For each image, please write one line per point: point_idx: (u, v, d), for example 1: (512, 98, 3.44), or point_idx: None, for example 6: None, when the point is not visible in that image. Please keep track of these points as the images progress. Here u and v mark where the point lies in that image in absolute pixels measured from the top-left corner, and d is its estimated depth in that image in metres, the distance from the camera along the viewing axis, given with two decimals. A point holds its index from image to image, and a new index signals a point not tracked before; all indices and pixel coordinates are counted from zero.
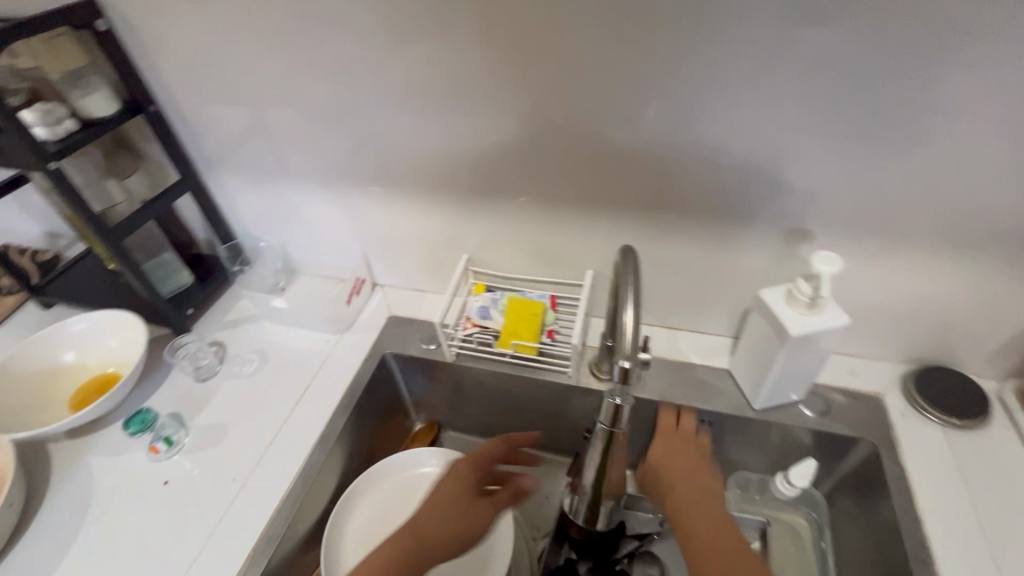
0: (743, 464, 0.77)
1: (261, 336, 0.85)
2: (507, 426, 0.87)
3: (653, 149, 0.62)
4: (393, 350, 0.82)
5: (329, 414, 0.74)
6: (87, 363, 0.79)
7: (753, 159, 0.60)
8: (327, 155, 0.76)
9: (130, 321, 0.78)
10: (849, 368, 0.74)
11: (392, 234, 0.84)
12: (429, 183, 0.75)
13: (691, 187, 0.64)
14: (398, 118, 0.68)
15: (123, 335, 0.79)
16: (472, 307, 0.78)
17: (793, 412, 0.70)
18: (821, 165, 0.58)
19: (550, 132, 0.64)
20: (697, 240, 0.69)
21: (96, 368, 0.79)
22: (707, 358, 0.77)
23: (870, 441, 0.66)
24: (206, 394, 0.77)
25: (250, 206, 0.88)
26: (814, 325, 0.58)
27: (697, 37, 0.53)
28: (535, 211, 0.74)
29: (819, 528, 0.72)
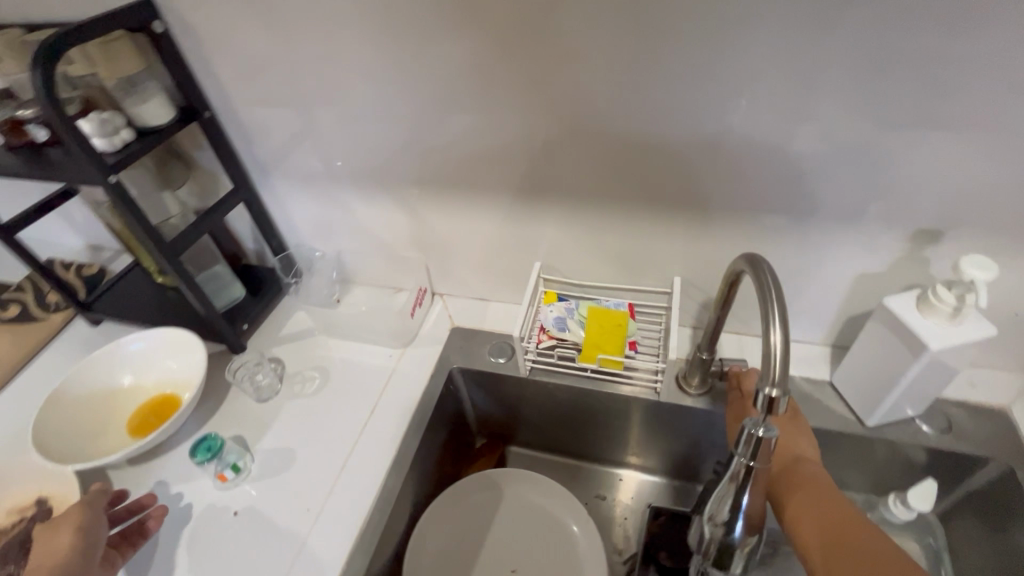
0: (844, 483, 0.72)
1: (320, 352, 0.81)
2: (581, 442, 0.82)
3: (761, 146, 0.56)
4: (461, 364, 0.78)
5: (402, 436, 0.69)
6: (144, 385, 0.76)
7: (879, 154, 0.53)
8: (390, 160, 0.72)
9: (191, 343, 0.74)
10: (966, 380, 0.67)
11: (455, 243, 0.80)
12: (501, 188, 0.70)
13: (801, 186, 0.58)
14: (473, 119, 0.63)
15: (183, 357, 0.75)
16: (548, 318, 0.73)
17: (910, 428, 0.64)
18: (960, 160, 0.52)
19: (643, 130, 0.58)
20: (801, 245, 0.63)
21: (153, 390, 0.75)
22: (806, 370, 0.71)
23: (1002, 462, 0.60)
24: (269, 416, 0.73)
25: (305, 215, 0.83)
26: (957, 337, 0.51)
27: (830, 18, 0.47)
28: (618, 216, 0.68)
29: (937, 555, 0.65)
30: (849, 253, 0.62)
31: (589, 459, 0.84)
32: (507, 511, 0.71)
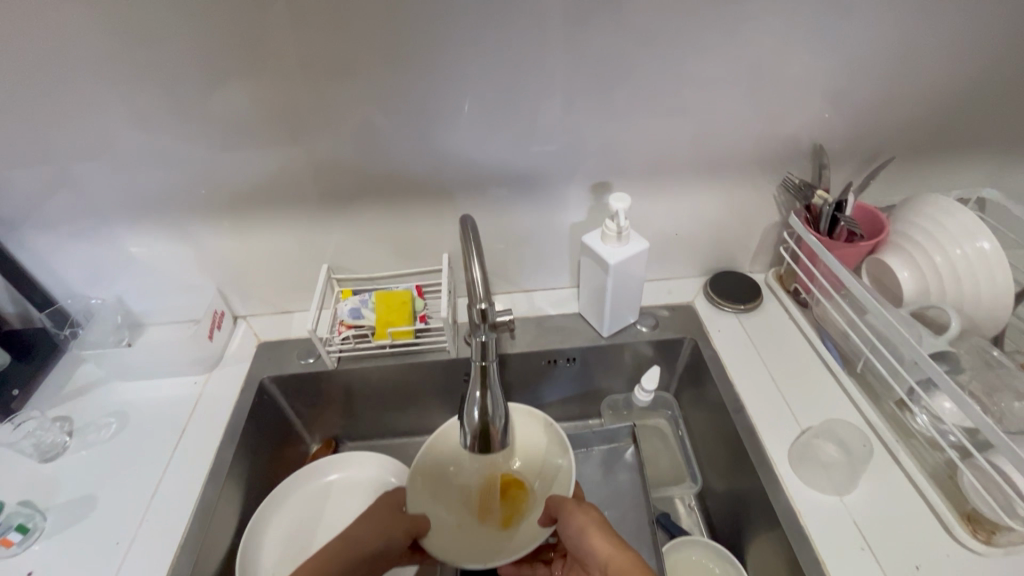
0: (610, 388, 0.91)
1: (113, 397, 0.79)
2: (403, 417, 0.91)
3: (468, 131, 0.72)
4: (271, 373, 0.82)
5: (216, 450, 0.72)
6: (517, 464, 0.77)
7: (550, 131, 0.73)
8: (151, 190, 0.74)
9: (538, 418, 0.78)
10: (666, 288, 0.91)
11: (243, 260, 0.83)
12: (274, 199, 0.77)
13: (511, 163, 0.76)
14: (225, 142, 0.70)
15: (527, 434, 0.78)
16: (344, 310, 0.81)
17: (633, 331, 0.86)
18: (596, 129, 0.73)
19: (379, 132, 0.71)
20: (528, 208, 0.82)
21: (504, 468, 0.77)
22: (561, 307, 0.90)
23: (691, 337, 0.84)
24: (58, 472, 0.69)
25: (70, 262, 0.80)
26: (624, 252, 0.72)
27: (482, 35, 0.63)
28: (384, 210, 0.80)
29: (675, 421, 0.89)
30: (563, 207, 0.82)
31: (414, 430, 0.93)
32: (339, 494, 0.78)
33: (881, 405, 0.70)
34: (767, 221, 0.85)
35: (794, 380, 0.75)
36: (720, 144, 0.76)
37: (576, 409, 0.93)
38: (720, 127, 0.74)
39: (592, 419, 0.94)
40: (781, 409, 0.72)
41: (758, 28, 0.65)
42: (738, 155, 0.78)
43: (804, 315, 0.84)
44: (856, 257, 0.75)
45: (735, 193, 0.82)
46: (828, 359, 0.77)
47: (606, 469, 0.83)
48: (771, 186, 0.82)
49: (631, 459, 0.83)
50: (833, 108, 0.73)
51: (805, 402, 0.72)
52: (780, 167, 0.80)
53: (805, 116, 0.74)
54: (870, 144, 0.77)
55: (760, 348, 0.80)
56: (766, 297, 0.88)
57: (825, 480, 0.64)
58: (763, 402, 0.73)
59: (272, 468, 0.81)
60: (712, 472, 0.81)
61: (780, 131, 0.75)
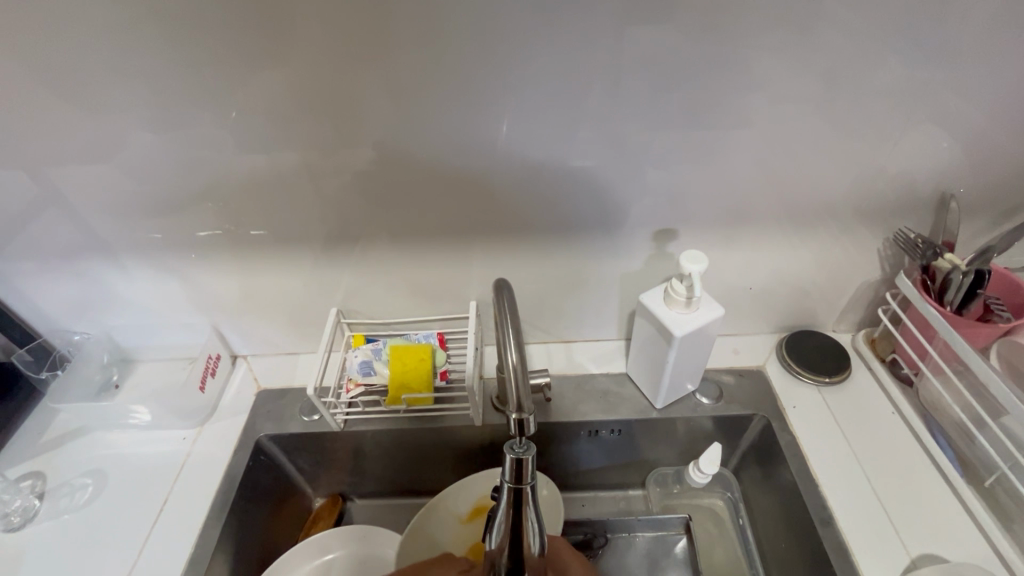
0: (658, 460, 0.78)
1: (94, 452, 0.70)
2: (417, 479, 0.80)
3: (506, 164, 0.60)
4: (270, 431, 0.72)
5: (199, 530, 0.63)
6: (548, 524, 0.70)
7: (606, 168, 0.60)
8: (137, 220, 0.64)
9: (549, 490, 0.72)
10: (731, 347, 0.78)
11: (244, 299, 0.73)
12: (278, 235, 0.66)
13: (556, 201, 0.63)
14: (219, 170, 0.59)
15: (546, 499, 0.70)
16: (353, 364, 0.70)
17: (691, 402, 0.72)
18: (663, 166, 0.60)
19: (401, 162, 0.59)
20: (572, 253, 0.69)
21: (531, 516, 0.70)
22: (605, 365, 0.78)
23: (762, 415, 0.70)
24: (23, 547, 0.61)
25: (52, 296, 0.71)
26: (693, 321, 0.59)
27: (529, 52, 0.51)
28: (404, 249, 0.68)
29: (734, 505, 0.75)
30: (614, 253, 0.69)
31: (430, 492, 0.81)
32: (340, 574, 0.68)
33: (1016, 532, 0.56)
34: (862, 277, 0.71)
35: (897, 486, 0.61)
36: (815, 188, 0.62)
37: (615, 479, 0.81)
38: (819, 167, 0.60)
39: (634, 491, 0.81)
40: (882, 525, 0.58)
41: (882, 48, 0.51)
42: (837, 201, 0.63)
43: (905, 396, 0.69)
44: (987, 338, 0.60)
45: (827, 245, 0.67)
46: (941, 461, 0.62)
47: (653, 563, 0.70)
48: (873, 238, 0.67)
49: (682, 553, 0.70)
50: (966, 148, 0.58)
51: (914, 519, 0.58)
52: (888, 217, 0.65)
53: (929, 156, 0.59)
54: (1009, 193, 0.62)
55: (850, 435, 0.66)
56: (855, 366, 0.74)
57: None
58: (858, 513, 0.59)
59: (269, 538, 0.71)
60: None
61: (894, 173, 0.61)
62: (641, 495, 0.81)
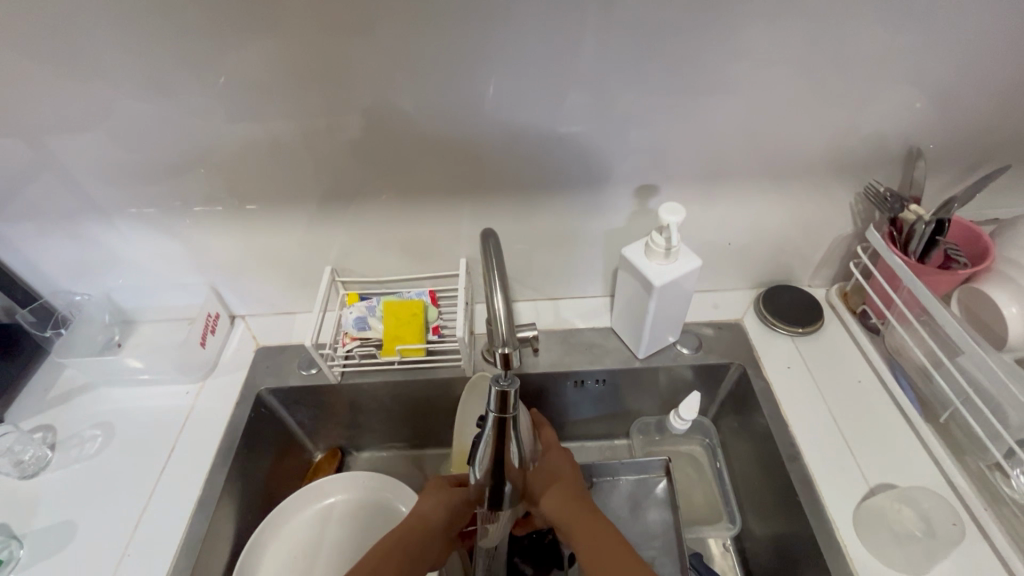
0: (641, 410, 0.83)
1: (101, 406, 0.73)
2: (411, 430, 0.83)
3: (491, 125, 0.61)
4: (270, 385, 0.75)
5: (206, 475, 0.66)
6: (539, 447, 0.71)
7: (589, 126, 0.62)
8: (131, 182, 0.65)
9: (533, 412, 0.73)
10: (711, 302, 0.81)
11: (239, 258, 0.75)
12: (273, 194, 0.68)
13: (542, 159, 0.65)
14: (211, 132, 0.61)
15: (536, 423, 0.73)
16: (349, 320, 0.73)
17: (671, 353, 0.76)
18: (646, 124, 0.62)
19: (389, 122, 0.60)
20: (560, 210, 0.71)
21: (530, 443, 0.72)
22: (591, 320, 0.81)
23: (739, 363, 0.74)
24: (37, 494, 0.64)
25: (53, 257, 0.73)
26: (672, 271, 0.62)
27: (513, 12, 0.52)
28: (396, 208, 0.70)
29: (712, 449, 0.80)
30: (601, 209, 0.71)
31: (426, 444, 0.86)
32: (340, 517, 0.72)
33: (967, 463, 0.60)
34: (836, 232, 0.74)
35: (861, 424, 0.66)
36: (792, 145, 0.64)
37: (601, 429, 0.85)
38: (795, 124, 0.62)
39: (619, 440, 0.86)
40: (845, 460, 0.63)
41: (855, 7, 0.52)
42: (812, 159, 0.66)
43: (873, 344, 0.73)
44: (950, 286, 0.63)
45: (803, 202, 0.70)
46: (902, 401, 0.67)
47: (635, 502, 0.75)
48: (846, 193, 0.69)
49: (662, 494, 0.75)
50: (935, 106, 0.61)
51: (874, 453, 0.63)
52: (861, 172, 0.67)
53: (899, 114, 0.61)
54: (975, 148, 0.65)
55: (820, 379, 0.71)
56: (827, 318, 0.77)
57: (898, 554, 0.55)
58: (823, 448, 0.64)
59: (273, 486, 0.75)
60: (753, 514, 0.73)
61: (866, 130, 0.63)
62: (626, 443, 0.86)
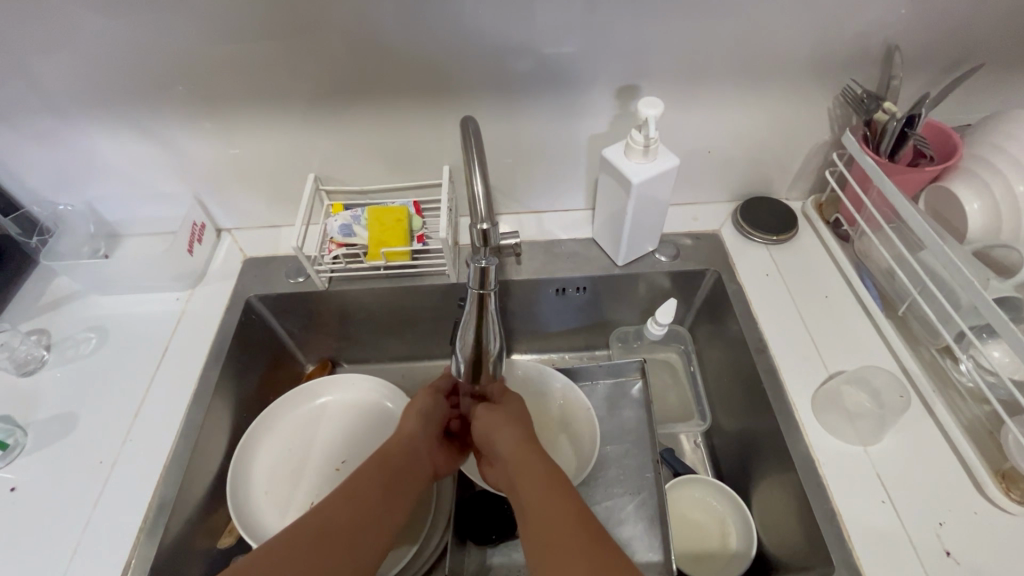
0: (620, 320, 0.86)
1: (93, 312, 0.75)
2: (399, 342, 0.86)
3: (470, 19, 0.60)
4: (258, 292, 0.76)
5: (200, 372, 0.68)
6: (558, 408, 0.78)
7: (570, 22, 0.61)
8: (103, 83, 0.64)
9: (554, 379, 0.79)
10: (691, 215, 0.83)
11: (221, 167, 0.75)
12: (251, 98, 0.67)
13: (524, 60, 0.65)
14: (181, 28, 0.59)
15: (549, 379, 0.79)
16: (333, 227, 0.73)
17: (650, 261, 0.79)
18: (627, 20, 0.61)
19: (364, 17, 0.59)
20: (542, 115, 0.71)
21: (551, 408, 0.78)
22: (573, 232, 0.83)
23: (714, 269, 0.77)
24: (36, 389, 0.67)
25: (30, 164, 0.72)
26: (650, 169, 0.64)
27: None
28: (377, 113, 0.70)
29: (687, 356, 0.84)
30: (584, 115, 0.71)
31: (414, 356, 0.89)
32: (331, 416, 0.75)
33: (921, 352, 0.65)
34: (813, 140, 0.75)
35: (825, 321, 0.69)
36: (774, 45, 0.64)
37: (582, 340, 0.88)
38: (777, 22, 0.62)
39: (598, 350, 0.89)
40: (808, 352, 0.67)
41: None
42: (794, 61, 0.66)
43: (844, 250, 0.76)
44: (918, 185, 0.65)
45: (782, 108, 0.71)
46: (865, 299, 0.70)
47: (612, 402, 0.79)
48: (825, 97, 0.70)
49: (637, 395, 0.79)
50: (917, 1, 0.60)
51: (835, 346, 0.67)
52: (840, 74, 0.68)
53: (882, 10, 0.61)
54: (954, 48, 0.65)
55: (790, 283, 0.74)
56: (802, 228, 0.80)
57: (849, 428, 0.60)
58: (788, 343, 0.68)
59: (265, 390, 0.78)
60: (723, 410, 0.77)
61: (847, 30, 0.63)
62: (605, 353, 0.89)
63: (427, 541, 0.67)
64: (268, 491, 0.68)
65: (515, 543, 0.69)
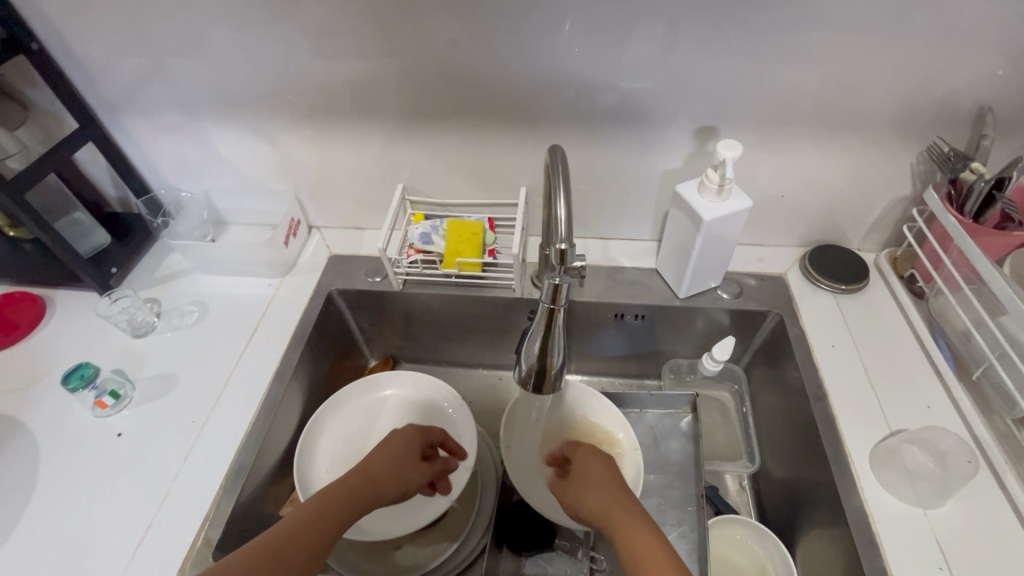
0: (674, 352, 0.87)
1: (197, 288, 0.84)
2: (459, 347, 0.91)
3: (564, 57, 0.65)
4: (339, 286, 0.83)
5: (282, 353, 0.75)
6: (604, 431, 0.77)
7: (656, 65, 0.65)
8: (237, 91, 0.73)
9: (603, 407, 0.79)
10: (757, 256, 0.84)
11: (322, 171, 0.83)
12: (358, 113, 0.75)
13: (609, 96, 0.69)
14: (309, 50, 0.67)
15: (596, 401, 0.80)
16: (415, 234, 0.80)
17: (712, 297, 0.80)
18: (713, 67, 0.64)
19: (468, 51, 0.66)
20: (619, 148, 0.75)
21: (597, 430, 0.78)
22: (636, 261, 0.85)
23: (777, 312, 0.77)
24: (145, 349, 0.76)
25: (165, 154, 0.83)
26: (723, 209, 0.66)
27: None
28: (466, 135, 0.76)
29: (740, 396, 0.83)
30: (660, 151, 0.74)
31: (470, 362, 0.93)
32: (390, 410, 0.80)
33: (994, 421, 0.62)
34: (893, 193, 0.74)
35: (891, 377, 0.68)
36: (858, 100, 0.65)
37: (635, 367, 0.90)
38: (860, 79, 0.63)
39: (649, 380, 0.91)
40: (870, 406, 0.66)
41: None
42: (877, 115, 0.67)
43: (917, 307, 0.74)
44: (1002, 250, 0.64)
45: (861, 160, 0.71)
46: (936, 359, 0.68)
47: (660, 432, 0.79)
48: (909, 153, 0.70)
49: (686, 428, 0.79)
50: (1015, 67, 0.60)
51: (899, 403, 0.66)
52: (927, 132, 0.67)
53: (974, 73, 0.61)
54: None
55: (856, 334, 0.73)
56: (872, 280, 0.79)
57: (909, 489, 0.58)
58: (848, 393, 0.67)
59: (334, 377, 0.84)
60: (773, 455, 0.76)
61: (935, 89, 0.63)
62: (655, 383, 0.90)
63: (465, 541, 0.70)
64: (328, 470, 0.73)
65: (551, 556, 0.71)
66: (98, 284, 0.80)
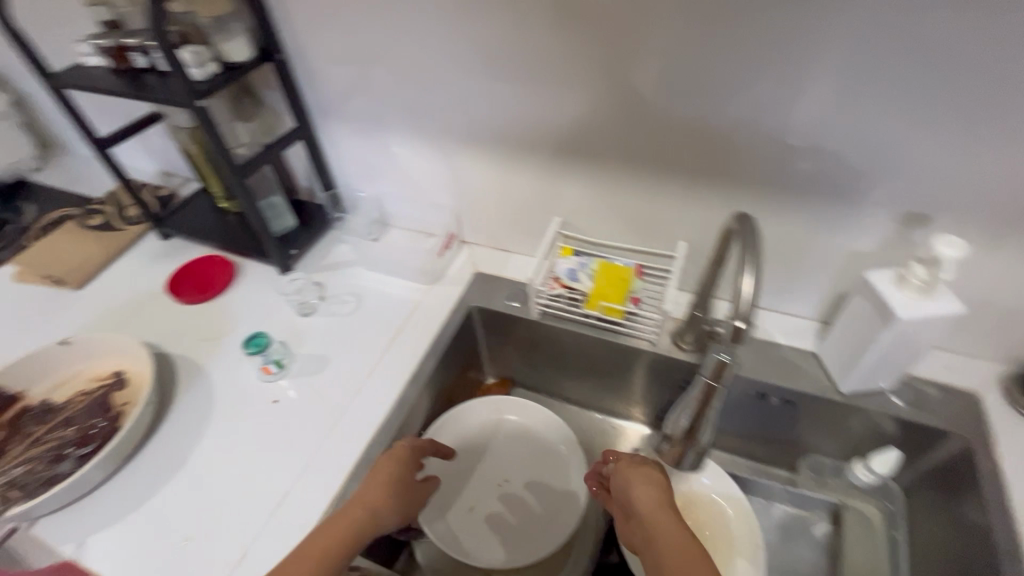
0: (816, 447, 0.77)
1: (356, 281, 0.92)
2: (579, 387, 0.90)
3: (765, 119, 0.62)
4: (480, 304, 0.86)
5: (421, 358, 0.79)
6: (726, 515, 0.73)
7: (870, 141, 0.59)
8: (432, 112, 0.79)
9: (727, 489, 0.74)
10: (944, 363, 0.72)
11: (486, 193, 0.87)
12: (535, 146, 0.77)
13: (805, 164, 0.64)
14: (508, 83, 0.71)
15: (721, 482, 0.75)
16: (562, 268, 0.82)
17: (881, 400, 0.70)
18: (941, 151, 0.57)
19: (663, 102, 0.65)
20: (801, 220, 0.69)
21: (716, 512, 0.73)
22: (793, 339, 0.78)
23: (963, 436, 0.65)
24: (307, 328, 0.85)
25: (355, 157, 0.93)
26: (925, 309, 0.58)
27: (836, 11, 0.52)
28: (636, 181, 0.75)
29: (892, 518, 0.71)
30: (849, 229, 0.67)
31: (587, 404, 0.91)
32: (506, 436, 0.81)
33: None
34: None
35: None
36: None
37: (766, 453, 0.82)
38: None
39: (779, 471, 0.83)
40: None
41: None
42: None
43: None
44: None
45: None
46: None
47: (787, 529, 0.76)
48: None
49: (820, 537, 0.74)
50: None
51: None
52: None
53: None
54: None
55: None
56: None
57: None
58: None
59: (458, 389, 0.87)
60: None
61: None
62: (787, 476, 0.82)
63: None
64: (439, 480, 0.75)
65: None
66: (281, 263, 0.91)
